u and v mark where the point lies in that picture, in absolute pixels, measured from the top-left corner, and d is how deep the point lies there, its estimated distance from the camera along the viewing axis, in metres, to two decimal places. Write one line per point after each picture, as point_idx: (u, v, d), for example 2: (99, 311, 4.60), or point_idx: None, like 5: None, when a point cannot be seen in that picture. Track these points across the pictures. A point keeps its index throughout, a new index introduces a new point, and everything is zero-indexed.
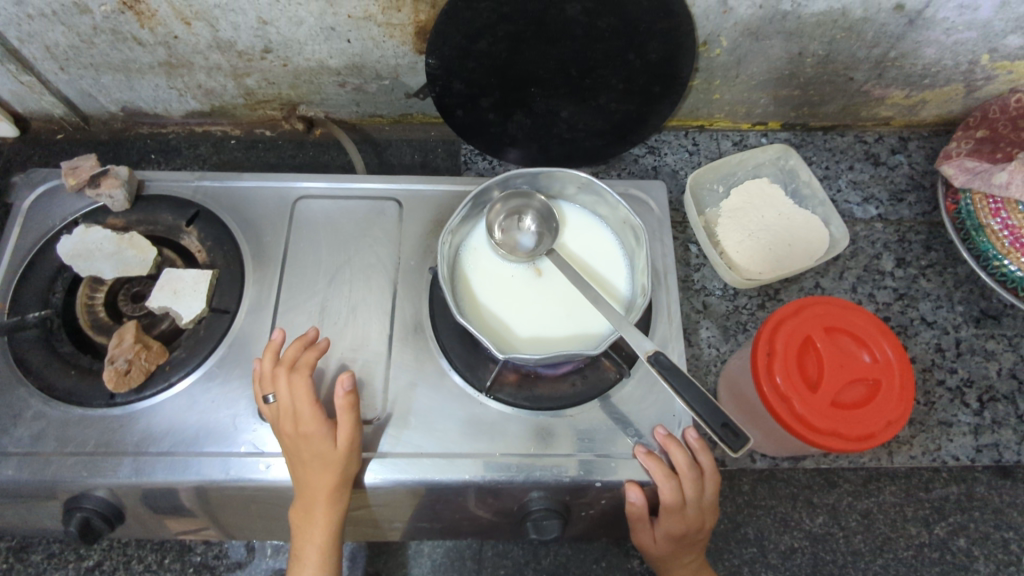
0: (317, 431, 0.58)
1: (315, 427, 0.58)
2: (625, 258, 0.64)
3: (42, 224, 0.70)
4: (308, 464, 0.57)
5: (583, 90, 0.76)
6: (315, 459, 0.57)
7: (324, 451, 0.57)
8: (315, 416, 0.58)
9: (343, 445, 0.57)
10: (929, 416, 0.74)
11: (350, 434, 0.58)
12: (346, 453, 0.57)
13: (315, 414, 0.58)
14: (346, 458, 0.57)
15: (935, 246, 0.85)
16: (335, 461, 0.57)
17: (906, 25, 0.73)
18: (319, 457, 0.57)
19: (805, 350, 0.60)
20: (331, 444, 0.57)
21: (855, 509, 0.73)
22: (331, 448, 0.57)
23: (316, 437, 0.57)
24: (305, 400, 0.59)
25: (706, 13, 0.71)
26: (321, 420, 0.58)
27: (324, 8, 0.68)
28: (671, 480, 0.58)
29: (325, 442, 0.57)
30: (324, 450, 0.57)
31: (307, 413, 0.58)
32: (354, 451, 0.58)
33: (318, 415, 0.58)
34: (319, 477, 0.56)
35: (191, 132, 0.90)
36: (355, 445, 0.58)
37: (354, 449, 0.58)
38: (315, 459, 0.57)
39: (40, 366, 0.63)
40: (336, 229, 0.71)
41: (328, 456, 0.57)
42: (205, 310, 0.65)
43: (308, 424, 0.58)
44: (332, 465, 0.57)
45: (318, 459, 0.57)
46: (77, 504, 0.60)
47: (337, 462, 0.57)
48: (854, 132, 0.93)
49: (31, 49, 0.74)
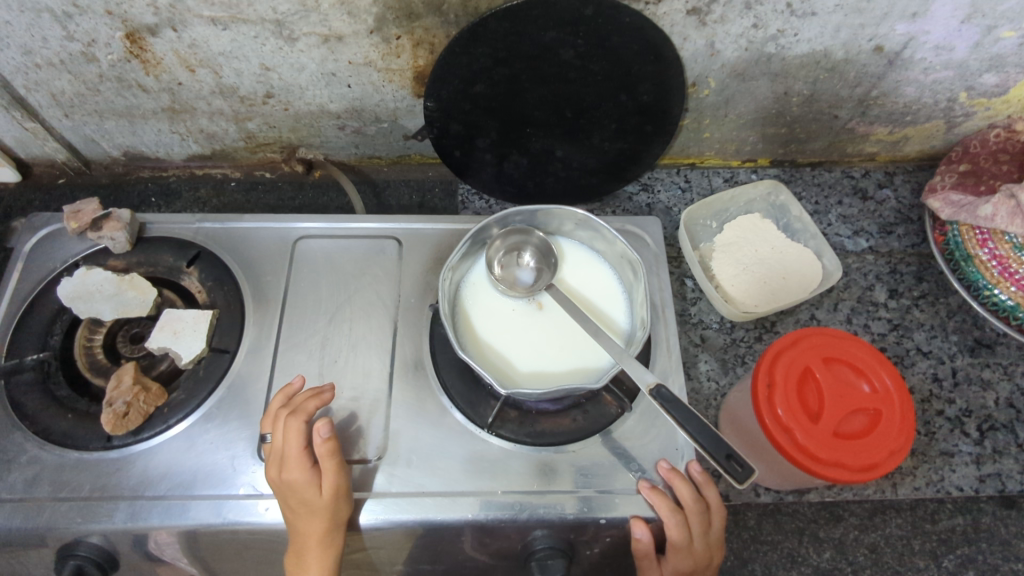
0: (301, 477, 0.56)
1: (298, 474, 0.56)
2: (624, 292, 0.65)
3: (43, 267, 0.71)
4: (297, 511, 0.56)
5: (578, 130, 0.78)
6: (302, 506, 0.56)
7: (308, 498, 0.56)
8: (299, 462, 0.57)
9: (327, 493, 0.56)
10: (931, 446, 0.74)
11: (333, 482, 0.56)
12: (331, 501, 0.56)
13: (300, 460, 0.57)
14: (330, 506, 0.56)
15: (926, 278, 0.86)
16: (320, 509, 0.55)
17: (886, 65, 0.76)
18: (305, 505, 0.56)
19: (805, 380, 0.60)
20: (315, 491, 0.56)
21: (861, 543, 0.72)
22: (316, 495, 0.56)
23: (299, 484, 0.56)
24: (291, 445, 0.57)
25: (694, 55, 0.74)
26: (304, 467, 0.56)
27: (325, 54, 0.70)
28: (676, 514, 0.58)
29: (309, 489, 0.56)
30: (308, 498, 0.55)
31: (291, 459, 0.57)
32: (339, 498, 0.56)
33: (300, 461, 0.57)
34: (309, 524, 0.55)
35: (193, 175, 0.91)
36: (339, 492, 0.56)
37: (340, 496, 0.56)
38: (302, 506, 0.56)
39: (36, 409, 0.62)
40: (336, 268, 0.72)
41: (314, 503, 0.55)
42: (205, 351, 0.65)
43: (290, 471, 0.56)
44: (319, 513, 0.55)
45: (304, 506, 0.55)
46: (71, 552, 0.59)
47: (322, 510, 0.55)
48: (841, 168, 0.95)
49: (37, 97, 0.75)
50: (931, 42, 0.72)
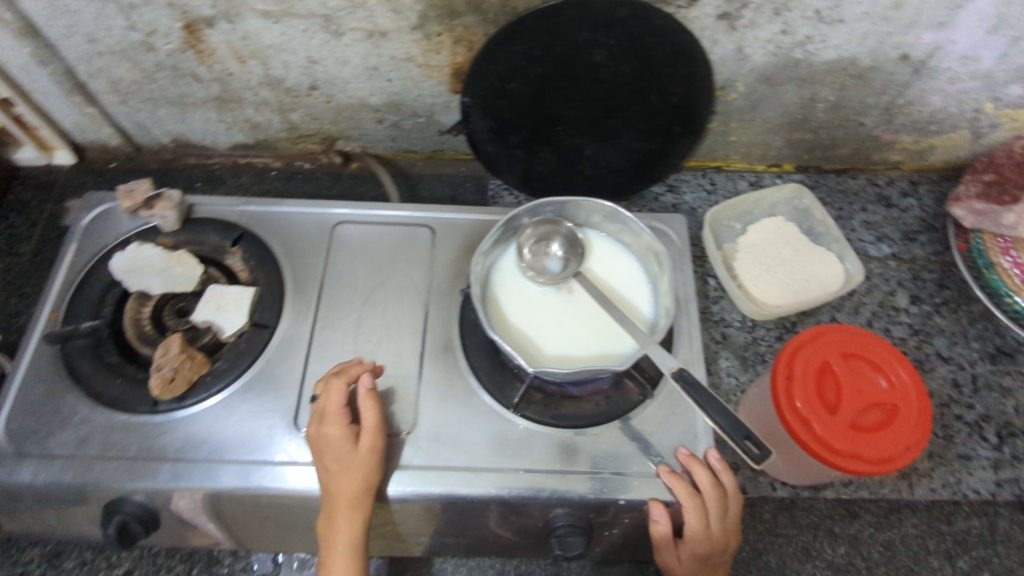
0: (339, 433, 0.59)
1: (336, 429, 0.59)
2: (649, 283, 0.67)
3: (97, 243, 0.75)
4: (332, 468, 0.58)
5: (608, 129, 0.81)
6: (338, 462, 0.58)
7: (344, 453, 0.58)
8: (338, 418, 0.60)
9: (362, 449, 0.59)
10: (948, 449, 0.75)
11: (368, 439, 0.59)
12: (365, 458, 0.59)
13: (339, 416, 0.60)
14: (364, 463, 0.58)
15: (949, 285, 0.87)
16: (355, 465, 0.58)
17: (912, 73, 0.77)
18: (341, 460, 0.58)
19: (823, 374, 0.62)
20: (350, 446, 0.59)
21: (877, 540, 0.72)
22: (353, 451, 0.59)
23: (336, 439, 0.59)
24: (332, 403, 0.61)
25: (723, 59, 0.76)
26: (342, 423, 0.60)
27: (369, 49, 0.73)
28: (695, 497, 0.59)
29: (346, 444, 0.59)
30: (344, 453, 0.58)
31: (330, 415, 0.60)
32: (373, 457, 0.59)
33: (339, 418, 0.60)
34: (342, 481, 0.58)
35: (235, 163, 0.95)
36: (373, 451, 0.59)
37: (374, 455, 0.59)
38: (337, 462, 0.58)
39: (88, 373, 0.66)
40: (372, 252, 0.75)
41: (348, 458, 0.58)
42: (246, 325, 0.69)
43: (329, 425, 0.59)
44: (353, 469, 0.58)
45: (339, 461, 0.58)
46: (116, 509, 0.61)
47: (356, 466, 0.58)
48: (865, 176, 0.96)
49: (97, 84, 0.80)
50: (957, 52, 0.74)
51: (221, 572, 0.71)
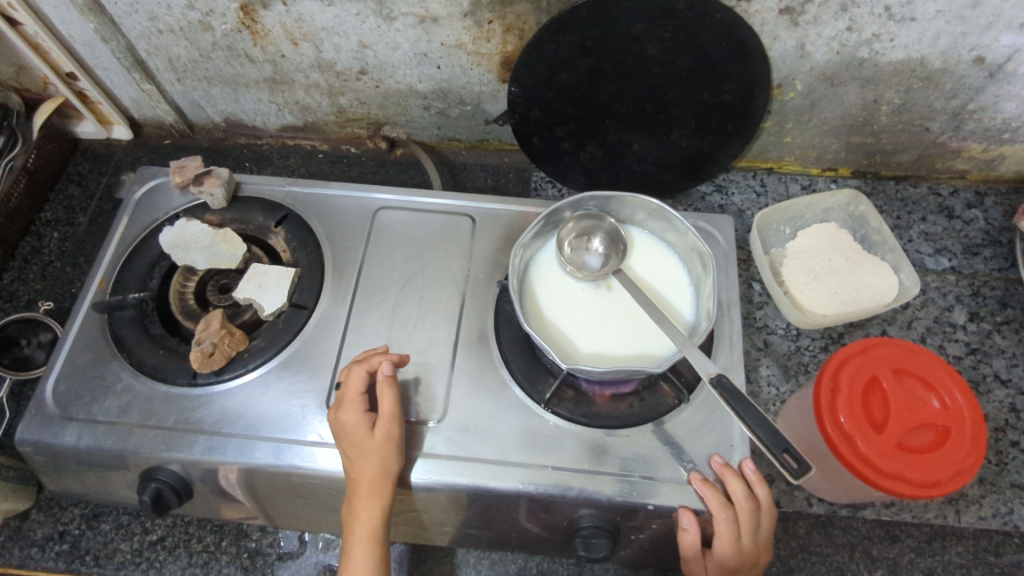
0: (354, 420, 0.59)
1: (351, 416, 0.59)
2: (691, 285, 0.65)
3: (148, 216, 0.77)
4: (350, 455, 0.59)
5: (657, 125, 0.79)
6: (355, 449, 0.59)
7: (360, 440, 0.59)
8: (354, 405, 0.60)
9: (377, 437, 0.58)
10: (1001, 477, 0.71)
11: (384, 426, 0.59)
12: (381, 446, 0.58)
13: (355, 403, 0.60)
14: (380, 451, 0.58)
15: (1012, 303, 0.82)
16: (370, 452, 0.58)
17: (986, 77, 0.73)
18: (358, 447, 0.58)
19: (870, 390, 0.59)
20: (366, 433, 0.59)
21: (917, 566, 0.69)
22: (367, 438, 0.58)
23: (352, 426, 0.59)
24: (350, 389, 0.61)
25: (783, 56, 0.73)
26: (358, 411, 0.60)
27: (420, 35, 0.73)
28: (727, 509, 0.58)
29: (361, 431, 0.59)
30: (360, 440, 0.59)
31: (347, 402, 0.60)
32: (389, 445, 0.59)
33: (355, 404, 0.60)
34: (359, 468, 0.58)
35: (284, 145, 0.97)
36: (389, 439, 0.59)
37: (391, 443, 0.59)
38: (354, 449, 0.59)
39: (133, 343, 0.68)
40: (412, 239, 0.75)
41: (364, 446, 0.58)
42: (285, 305, 0.69)
43: (346, 412, 0.60)
44: (369, 456, 0.58)
45: (356, 448, 0.58)
46: (153, 477, 0.63)
47: (372, 453, 0.58)
48: (927, 184, 0.92)
49: (155, 61, 0.82)
50: None
51: (248, 545, 0.73)
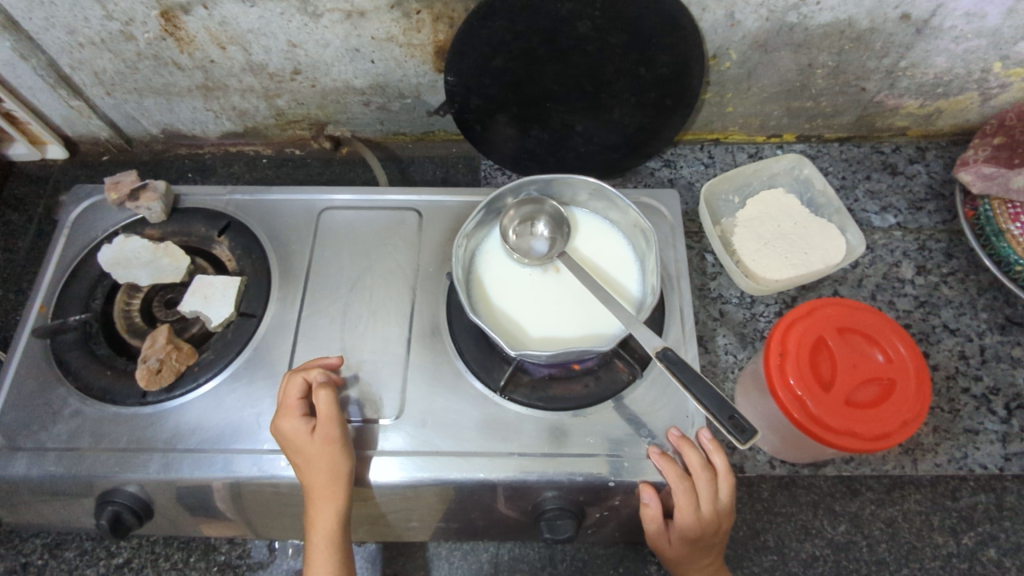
0: (293, 427, 0.59)
1: (290, 422, 0.59)
2: (637, 261, 0.66)
3: (86, 236, 0.75)
4: (297, 463, 0.58)
5: (597, 104, 0.79)
6: (300, 455, 0.58)
7: (302, 445, 0.58)
8: (291, 411, 0.60)
9: (318, 439, 0.58)
10: (954, 424, 0.72)
11: (324, 428, 0.58)
12: (324, 448, 0.58)
13: (293, 409, 0.60)
14: (324, 453, 0.57)
15: (957, 254, 0.84)
16: (314, 456, 0.57)
17: (914, 34, 0.74)
18: (302, 453, 0.58)
19: (818, 350, 0.60)
20: (307, 437, 0.58)
21: (878, 517, 0.71)
22: (309, 442, 0.58)
23: (293, 433, 0.58)
24: (286, 397, 0.61)
25: (714, 27, 0.73)
26: (297, 416, 0.59)
27: (348, 31, 0.72)
28: (684, 480, 0.58)
29: (302, 437, 0.58)
30: (303, 445, 0.58)
31: (285, 409, 0.60)
32: (332, 446, 0.58)
33: (291, 411, 0.60)
34: (307, 473, 0.57)
35: (226, 152, 0.95)
36: (331, 440, 0.58)
37: (334, 443, 0.58)
38: (299, 455, 0.58)
39: (79, 366, 0.66)
40: (358, 238, 0.74)
41: (308, 450, 0.58)
42: (233, 315, 0.68)
43: (284, 420, 0.59)
44: (314, 460, 0.57)
45: (301, 454, 0.58)
46: (109, 499, 0.62)
47: (316, 457, 0.57)
48: (870, 144, 0.93)
49: (81, 76, 0.79)
50: (960, 10, 0.70)
51: (218, 559, 0.72)
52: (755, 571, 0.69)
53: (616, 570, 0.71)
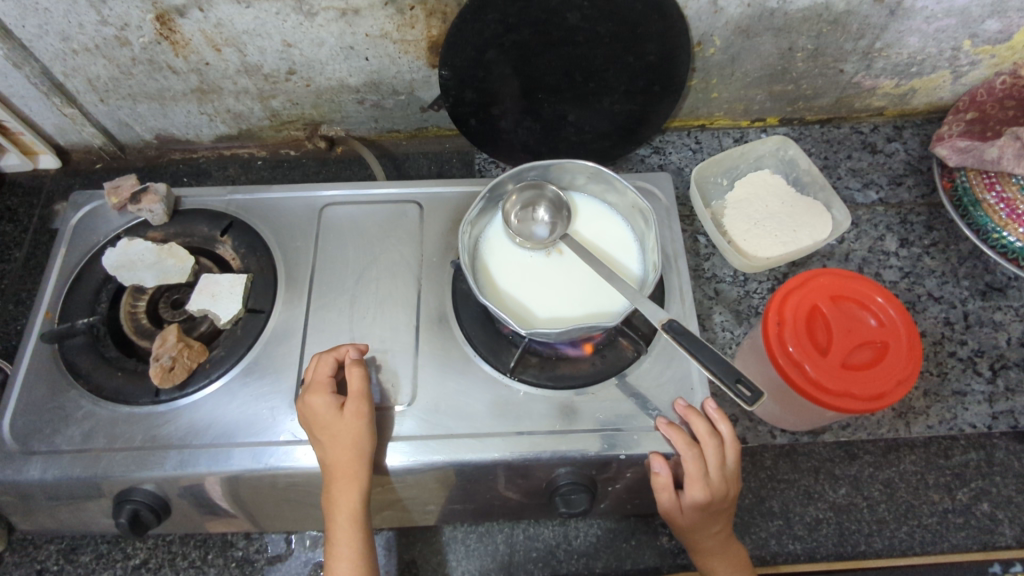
0: (323, 401, 0.60)
1: (320, 397, 0.61)
2: (636, 241, 0.68)
3: (87, 240, 0.75)
4: (322, 439, 0.59)
5: (588, 94, 0.81)
6: (326, 431, 0.59)
7: (330, 419, 0.60)
8: (321, 388, 0.61)
9: (348, 414, 0.60)
10: (943, 386, 0.76)
11: (354, 403, 0.60)
12: (352, 424, 0.59)
13: (323, 386, 0.61)
14: (352, 429, 0.59)
15: (937, 226, 0.87)
16: (341, 430, 0.59)
17: (888, 15, 0.77)
18: (329, 429, 0.59)
19: (813, 318, 0.63)
20: (336, 412, 0.60)
21: (877, 479, 0.74)
22: (337, 417, 0.60)
23: (322, 408, 0.60)
24: (318, 374, 0.63)
25: (698, 14, 0.76)
26: (326, 392, 0.61)
27: (343, 28, 0.73)
28: (693, 448, 0.60)
29: (331, 412, 0.60)
30: (331, 421, 0.60)
31: (316, 386, 0.62)
32: (360, 422, 0.60)
33: (322, 387, 0.61)
34: (333, 450, 0.59)
35: (221, 156, 0.96)
36: (360, 415, 0.60)
37: (362, 420, 0.60)
38: (325, 431, 0.59)
39: (89, 369, 0.67)
40: (361, 231, 0.75)
41: (335, 425, 0.59)
42: (241, 311, 0.69)
43: (314, 395, 0.61)
44: (341, 436, 0.59)
45: (328, 430, 0.59)
46: (127, 498, 0.62)
47: (343, 432, 0.59)
48: (850, 124, 0.97)
49: (74, 83, 0.80)
50: None
51: (235, 554, 0.73)
52: (762, 536, 0.71)
53: (628, 542, 0.73)
